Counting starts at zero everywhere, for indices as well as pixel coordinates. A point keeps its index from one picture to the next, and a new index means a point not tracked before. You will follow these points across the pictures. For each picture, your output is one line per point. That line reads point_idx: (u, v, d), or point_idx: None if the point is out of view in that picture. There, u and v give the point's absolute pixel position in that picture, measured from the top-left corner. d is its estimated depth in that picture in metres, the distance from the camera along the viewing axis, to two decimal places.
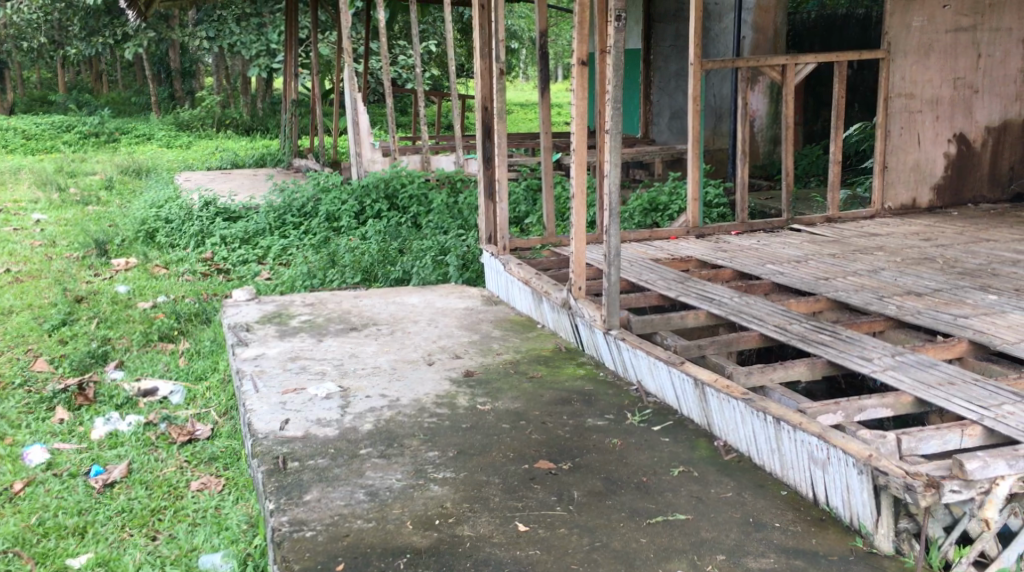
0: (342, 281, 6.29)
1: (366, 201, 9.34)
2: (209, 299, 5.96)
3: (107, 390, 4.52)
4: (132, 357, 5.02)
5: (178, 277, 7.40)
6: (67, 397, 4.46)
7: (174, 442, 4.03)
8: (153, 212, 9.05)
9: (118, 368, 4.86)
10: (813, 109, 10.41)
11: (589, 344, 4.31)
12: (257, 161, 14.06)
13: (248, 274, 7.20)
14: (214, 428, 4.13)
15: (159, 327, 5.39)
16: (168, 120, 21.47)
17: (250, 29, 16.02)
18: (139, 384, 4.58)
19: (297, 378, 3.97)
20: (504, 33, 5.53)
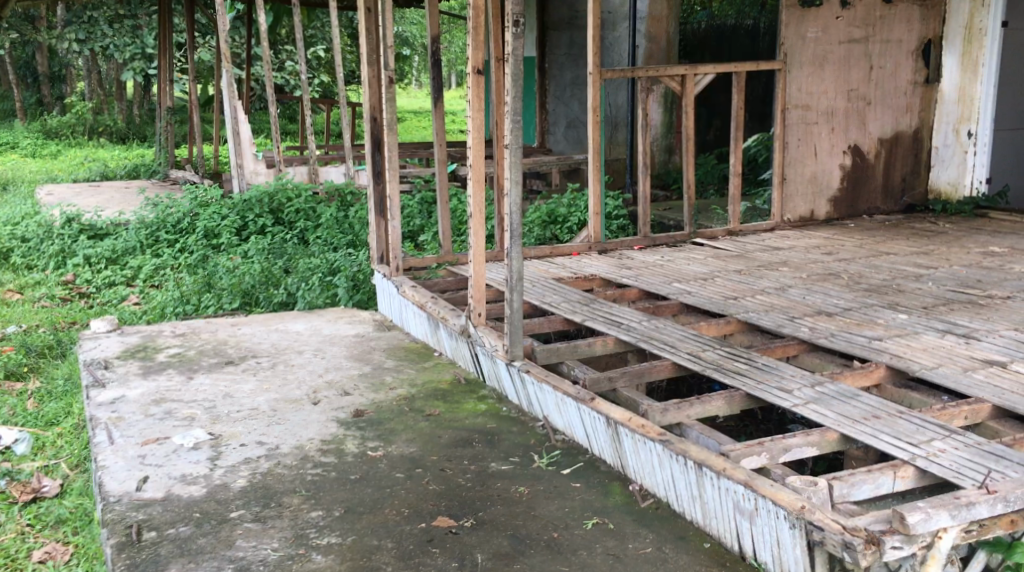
0: (221, 308, 5.84)
1: (247, 216, 8.89)
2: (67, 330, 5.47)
3: None
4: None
5: (34, 302, 6.82)
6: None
7: (16, 502, 3.57)
8: (8, 230, 8.40)
9: None
10: (705, 120, 10.32)
11: (491, 376, 4.01)
12: (131, 172, 13.35)
13: (116, 299, 6.69)
14: (67, 482, 3.69)
15: (6, 364, 4.89)
16: (36, 128, 20.51)
17: (123, 31, 15.50)
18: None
19: (160, 426, 3.57)
20: (393, 38, 5.16)
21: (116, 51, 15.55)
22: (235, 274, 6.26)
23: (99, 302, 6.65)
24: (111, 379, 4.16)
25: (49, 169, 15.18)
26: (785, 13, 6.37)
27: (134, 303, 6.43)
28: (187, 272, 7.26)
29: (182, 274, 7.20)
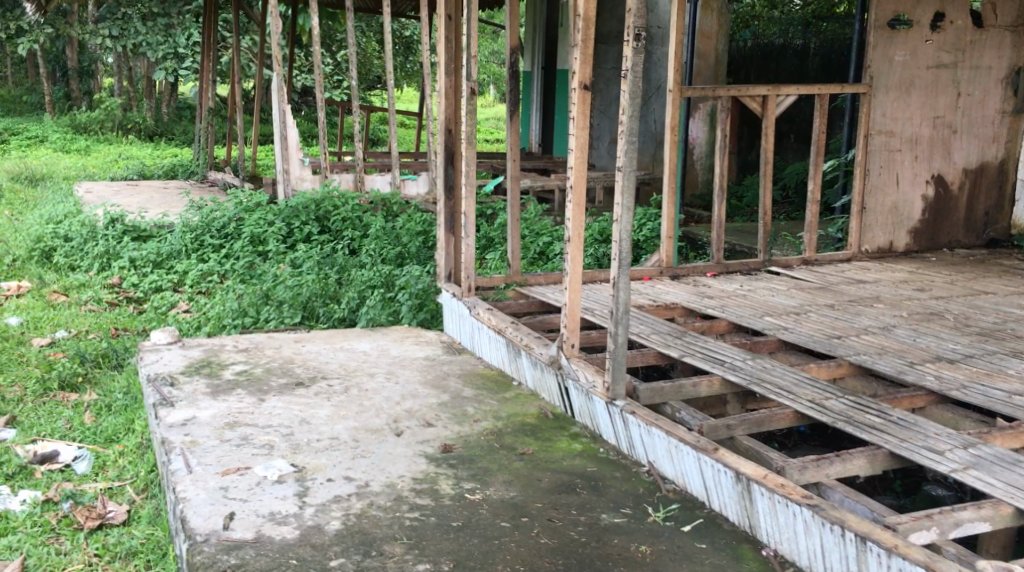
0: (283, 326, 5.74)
1: (295, 223, 8.83)
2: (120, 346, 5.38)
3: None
4: (21, 411, 4.63)
5: (82, 306, 6.68)
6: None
7: (81, 527, 3.58)
8: (49, 229, 8.27)
9: (8, 426, 4.47)
10: (748, 140, 10.11)
11: (584, 413, 3.72)
12: (168, 171, 13.27)
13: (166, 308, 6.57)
14: (132, 506, 3.73)
15: (60, 373, 5.01)
16: (63, 122, 20.37)
17: (155, 28, 15.77)
18: (36, 449, 4.18)
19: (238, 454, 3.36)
20: (477, 48, 4.97)
21: (148, 48, 16.29)
22: (291, 283, 6.27)
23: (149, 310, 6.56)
24: (174, 413, 4.10)
25: (81, 168, 15.07)
26: (872, 34, 6.10)
27: (189, 313, 6.29)
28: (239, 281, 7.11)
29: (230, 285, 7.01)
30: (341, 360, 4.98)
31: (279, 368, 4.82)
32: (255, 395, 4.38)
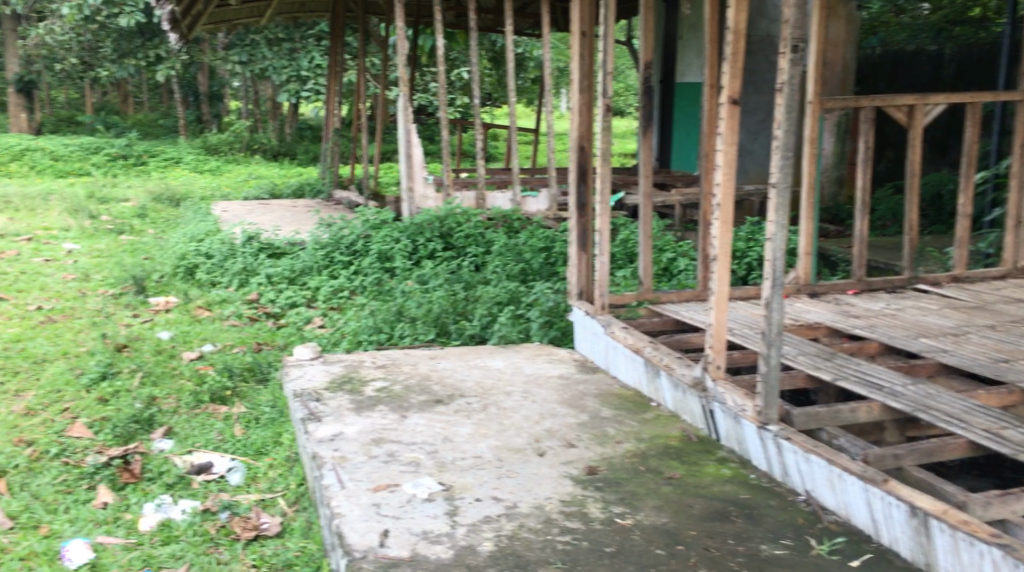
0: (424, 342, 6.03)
1: (419, 240, 9.46)
2: (270, 394, 5.85)
3: (162, 464, 5.10)
4: (177, 422, 5.64)
5: (234, 353, 6.98)
6: (111, 472, 5.03)
7: (238, 535, 4.51)
8: (194, 247, 10.10)
9: (166, 436, 5.50)
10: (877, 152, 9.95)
11: (729, 436, 3.76)
12: (296, 192, 14.54)
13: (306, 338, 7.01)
14: (282, 518, 4.59)
15: (211, 387, 6.01)
16: (196, 143, 21.27)
17: (282, 53, 17.71)
18: (193, 460, 5.14)
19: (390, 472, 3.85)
20: (613, 65, 4.92)
21: (273, 72, 17.61)
22: (425, 302, 6.55)
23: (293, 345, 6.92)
24: (321, 430, 4.48)
25: (217, 193, 15.77)
26: None
27: (331, 339, 6.52)
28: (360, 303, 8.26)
29: (367, 313, 7.26)
30: (476, 378, 5.17)
31: (419, 388, 5.07)
32: (398, 411, 4.68)
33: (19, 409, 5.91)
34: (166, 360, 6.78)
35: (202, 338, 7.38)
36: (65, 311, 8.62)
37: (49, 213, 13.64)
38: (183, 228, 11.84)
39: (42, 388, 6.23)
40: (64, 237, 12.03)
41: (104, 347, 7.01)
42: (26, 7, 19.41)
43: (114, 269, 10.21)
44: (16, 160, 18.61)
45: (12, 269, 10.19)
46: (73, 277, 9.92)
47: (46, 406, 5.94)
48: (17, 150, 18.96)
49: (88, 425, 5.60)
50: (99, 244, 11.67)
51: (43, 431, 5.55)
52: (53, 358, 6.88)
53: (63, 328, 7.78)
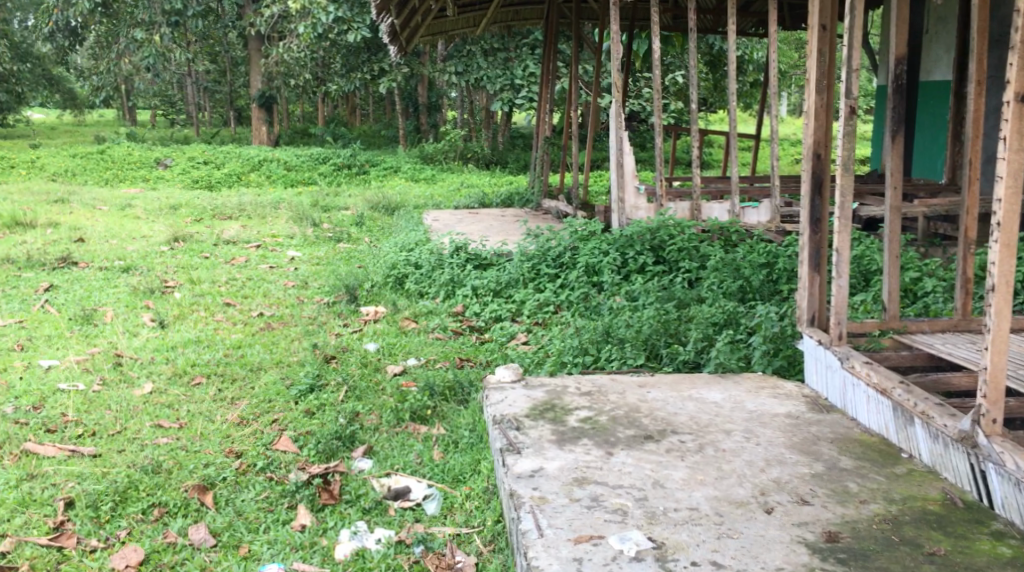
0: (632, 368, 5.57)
1: (629, 253, 9.09)
2: (469, 413, 5.45)
3: (360, 488, 4.81)
4: (377, 441, 5.39)
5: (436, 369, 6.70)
6: (310, 491, 4.79)
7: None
8: (404, 257, 10.15)
9: (366, 457, 5.22)
10: None
11: (1007, 501, 3.50)
12: (505, 200, 14.44)
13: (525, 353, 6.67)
14: (479, 559, 4.22)
15: (413, 404, 5.73)
16: (414, 152, 21.63)
17: (497, 63, 17.88)
18: (390, 483, 4.84)
19: (591, 517, 3.52)
20: (860, 61, 4.31)
21: (488, 82, 17.80)
22: (632, 325, 6.12)
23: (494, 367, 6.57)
24: (522, 463, 4.09)
25: (431, 202, 15.88)
26: None
27: (535, 360, 6.17)
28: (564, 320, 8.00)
29: (574, 333, 6.84)
30: (690, 413, 4.65)
31: (624, 420, 4.60)
32: (603, 447, 4.23)
33: (232, 417, 5.87)
34: (371, 372, 6.58)
35: (407, 350, 7.22)
36: (283, 318, 8.67)
37: (278, 221, 14.11)
38: (397, 237, 11.87)
39: (255, 395, 6.21)
40: (289, 244, 12.32)
41: (314, 357, 6.87)
42: (266, 26, 20.39)
43: (331, 277, 10.28)
44: (252, 171, 19.49)
45: (239, 275, 10.45)
46: (294, 284, 10.06)
47: (255, 415, 5.87)
48: (255, 161, 19.88)
49: (293, 439, 5.45)
50: (320, 252, 11.86)
51: (252, 442, 5.45)
52: (266, 367, 6.80)
53: (280, 336, 7.80)
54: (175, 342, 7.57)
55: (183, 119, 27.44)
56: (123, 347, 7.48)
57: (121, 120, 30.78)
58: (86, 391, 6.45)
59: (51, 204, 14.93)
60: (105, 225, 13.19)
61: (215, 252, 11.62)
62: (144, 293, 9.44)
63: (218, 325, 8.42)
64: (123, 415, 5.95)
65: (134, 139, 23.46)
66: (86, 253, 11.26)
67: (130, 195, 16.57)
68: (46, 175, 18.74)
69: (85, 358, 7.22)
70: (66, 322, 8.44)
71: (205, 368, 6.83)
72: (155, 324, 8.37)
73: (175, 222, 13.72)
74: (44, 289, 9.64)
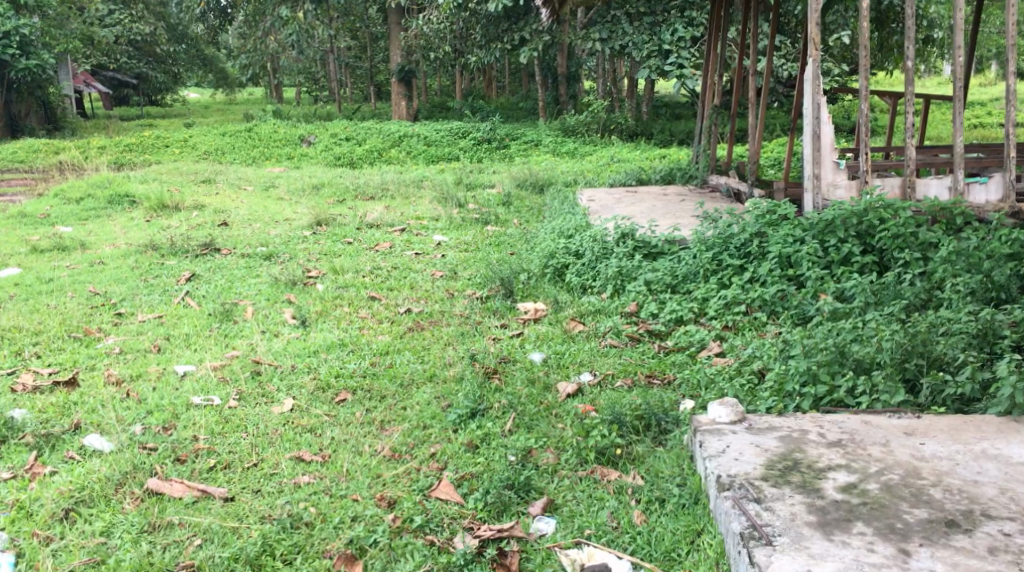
0: (886, 410, 4.43)
1: (831, 241, 7.94)
2: (671, 459, 4.34)
3: (541, 563, 3.90)
4: (560, 490, 4.32)
5: (611, 389, 5.63)
6: (483, 567, 3.90)
7: None
8: (563, 244, 9.03)
9: (547, 516, 4.17)
10: None
11: None
12: (665, 176, 13.16)
13: (727, 374, 5.47)
14: None
15: (600, 442, 4.64)
16: (555, 124, 20.56)
17: (642, 28, 16.72)
18: (583, 560, 3.88)
19: None
20: None
21: (633, 49, 16.48)
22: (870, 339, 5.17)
23: (691, 393, 5.38)
24: (781, 562, 3.36)
25: (581, 179, 14.77)
26: None
27: (745, 390, 5.02)
28: (765, 327, 6.84)
29: (786, 344, 5.68)
30: (996, 484, 3.69)
31: (905, 492, 3.65)
32: (890, 540, 3.43)
33: (383, 448, 4.88)
34: (540, 393, 5.50)
35: (580, 363, 6.12)
36: (433, 315, 7.73)
37: (423, 201, 13.19)
38: (552, 221, 10.79)
39: (409, 421, 5.19)
40: (435, 227, 11.39)
41: (473, 371, 5.79)
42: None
43: (484, 265, 9.25)
44: (393, 147, 18.72)
45: (385, 263, 9.56)
46: (443, 274, 9.08)
47: (411, 447, 4.87)
48: (395, 136, 19.12)
49: (455, 484, 4.43)
50: (468, 236, 10.88)
51: (406, 486, 4.45)
52: (419, 385, 5.77)
53: (431, 340, 6.80)
54: (317, 346, 6.63)
55: (325, 96, 26.98)
56: (262, 350, 6.55)
57: (266, 99, 30.59)
58: (222, 408, 5.48)
59: (198, 185, 14.40)
60: (250, 207, 12.53)
61: (360, 237, 10.77)
62: (287, 284, 8.59)
63: (364, 324, 7.49)
64: (259, 442, 4.96)
65: (280, 116, 23.04)
66: (230, 239, 10.57)
67: (275, 173, 16.01)
68: (196, 154, 18.39)
69: (223, 363, 6.27)
70: (206, 319, 7.65)
71: (352, 380, 5.88)
72: (296, 323, 7.48)
73: (319, 203, 12.99)
74: (186, 279, 8.92)
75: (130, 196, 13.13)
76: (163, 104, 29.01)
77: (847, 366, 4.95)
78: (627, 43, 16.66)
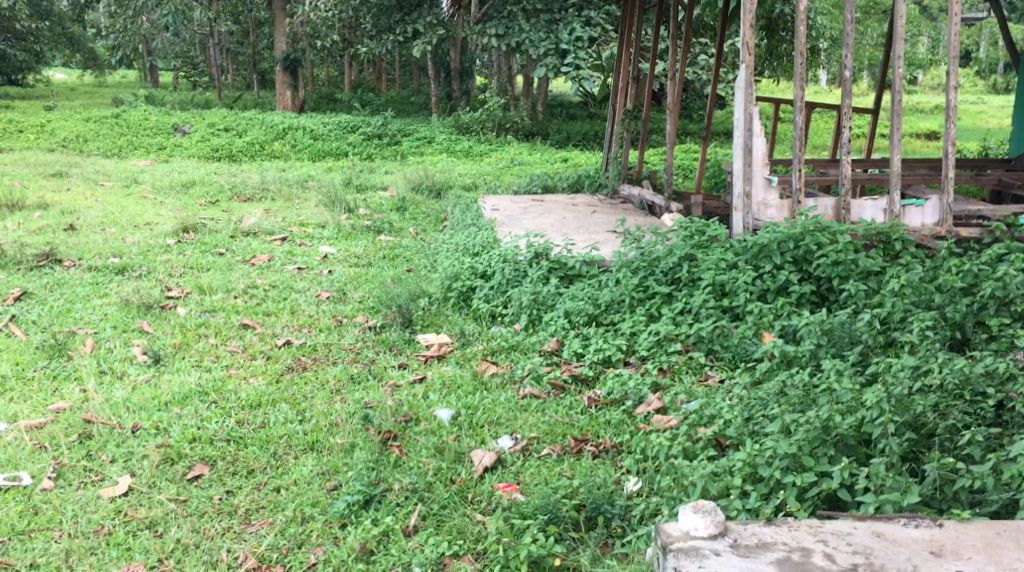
0: (898, 516, 3.71)
1: (765, 265, 6.91)
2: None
3: None
4: None
5: (538, 460, 4.62)
6: None
7: None
8: (469, 263, 7.94)
9: None
10: None
11: None
12: (573, 184, 12.20)
13: (684, 448, 4.44)
14: None
15: (530, 553, 3.78)
16: (449, 121, 19.43)
17: (539, 25, 15.57)
18: None
19: None
20: None
21: (530, 47, 15.61)
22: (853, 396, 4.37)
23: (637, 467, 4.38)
24: None
25: (479, 183, 13.75)
26: None
27: (711, 470, 4.04)
28: (705, 372, 5.93)
29: (746, 407, 4.71)
30: None
31: None
32: None
33: (246, 558, 3.97)
34: (450, 468, 4.47)
35: (496, 423, 5.07)
36: (317, 349, 6.58)
37: (307, 204, 11.95)
38: (453, 233, 9.73)
39: (285, 511, 4.21)
40: (320, 236, 10.20)
41: (366, 439, 4.72)
42: None
43: (378, 285, 8.13)
44: (276, 139, 17.35)
45: (261, 279, 8.32)
46: (330, 295, 7.91)
47: (284, 553, 3.98)
48: (279, 128, 17.72)
49: None
50: (358, 247, 9.73)
51: None
52: (297, 456, 4.70)
53: (315, 387, 5.63)
54: (169, 396, 5.39)
55: (204, 82, 25.21)
56: (99, 402, 5.32)
57: (139, 83, 28.51)
58: (32, 492, 4.51)
59: (46, 179, 12.84)
60: (106, 207, 11.11)
61: (232, 247, 9.48)
62: (139, 308, 7.30)
63: (232, 362, 6.31)
64: (74, 551, 4.06)
65: (153, 101, 21.30)
66: (77, 247, 9.17)
67: (140, 167, 14.51)
68: (54, 141, 16.68)
69: (43, 422, 5.15)
70: (30, 355, 6.39)
71: (211, 448, 4.82)
72: (147, 362, 6.29)
73: (186, 204, 11.63)
74: (15, 298, 7.56)
75: None
76: (24, 83, 26.67)
77: (832, 447, 3.98)
78: (523, 41, 15.70)
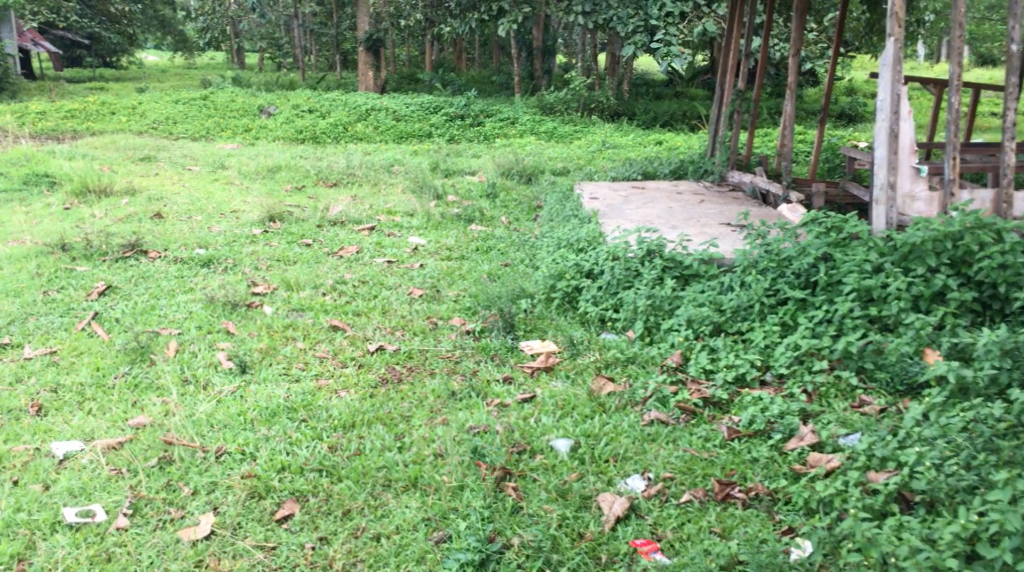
0: None
1: (918, 264, 5.85)
2: None
3: None
4: None
5: (678, 512, 4.07)
6: None
7: None
8: (573, 259, 7.18)
9: None
10: None
11: None
12: (675, 169, 11.34)
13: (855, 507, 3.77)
14: None
15: None
16: (534, 101, 18.70)
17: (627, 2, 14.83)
18: None
19: None
20: None
21: (618, 24, 14.75)
22: None
23: (810, 524, 3.93)
24: None
25: (572, 167, 13.03)
26: None
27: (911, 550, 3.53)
28: (860, 397, 5.22)
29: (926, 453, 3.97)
30: None
31: None
32: None
33: None
34: (572, 516, 4.04)
35: (622, 457, 4.39)
36: (413, 357, 5.95)
37: (393, 190, 11.37)
38: (551, 225, 9.05)
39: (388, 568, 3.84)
40: (409, 226, 9.57)
41: (477, 479, 4.21)
42: None
43: (474, 282, 7.49)
44: (360, 121, 16.84)
45: (349, 274, 7.73)
46: (422, 293, 7.28)
47: None
48: (363, 110, 17.18)
49: None
50: (450, 237, 9.09)
51: None
52: (397, 496, 4.18)
53: (412, 404, 4.99)
54: (255, 412, 4.79)
55: (288, 62, 24.79)
56: (178, 420, 4.73)
57: (225, 63, 28.17)
58: (106, 532, 4.05)
59: (134, 163, 12.48)
60: (191, 194, 10.66)
61: (319, 238, 8.92)
62: (225, 307, 6.74)
63: (320, 372, 5.74)
64: None
65: (239, 83, 20.97)
66: (159, 236, 8.69)
67: (226, 151, 14.09)
68: (144, 123, 16.37)
69: (120, 442, 4.59)
70: (111, 360, 5.88)
71: (301, 479, 4.29)
72: (232, 370, 5.75)
73: (272, 190, 11.13)
74: (98, 293, 7.06)
75: (49, 176, 11.13)
76: (112, 65, 26.56)
77: None
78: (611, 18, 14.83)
